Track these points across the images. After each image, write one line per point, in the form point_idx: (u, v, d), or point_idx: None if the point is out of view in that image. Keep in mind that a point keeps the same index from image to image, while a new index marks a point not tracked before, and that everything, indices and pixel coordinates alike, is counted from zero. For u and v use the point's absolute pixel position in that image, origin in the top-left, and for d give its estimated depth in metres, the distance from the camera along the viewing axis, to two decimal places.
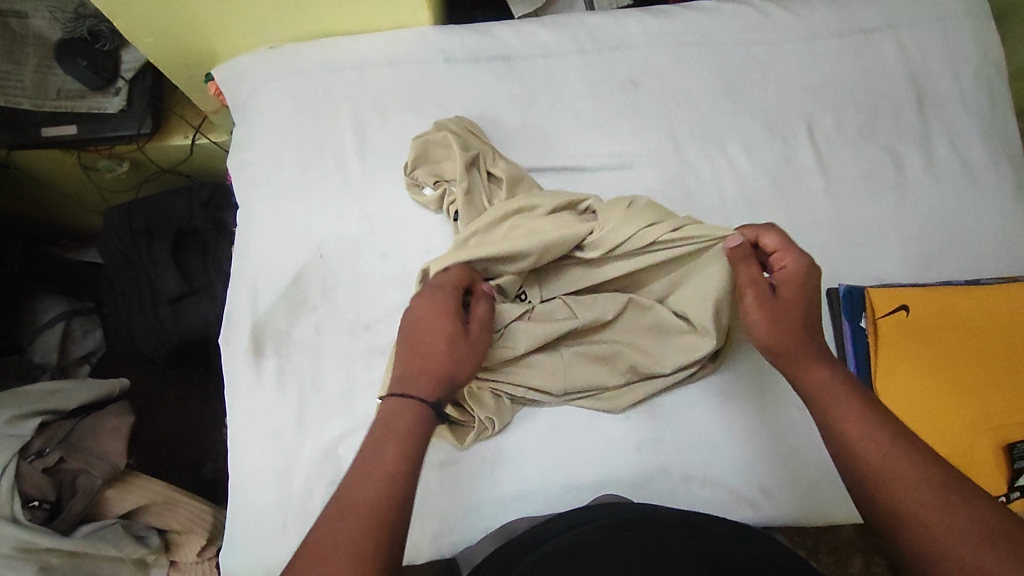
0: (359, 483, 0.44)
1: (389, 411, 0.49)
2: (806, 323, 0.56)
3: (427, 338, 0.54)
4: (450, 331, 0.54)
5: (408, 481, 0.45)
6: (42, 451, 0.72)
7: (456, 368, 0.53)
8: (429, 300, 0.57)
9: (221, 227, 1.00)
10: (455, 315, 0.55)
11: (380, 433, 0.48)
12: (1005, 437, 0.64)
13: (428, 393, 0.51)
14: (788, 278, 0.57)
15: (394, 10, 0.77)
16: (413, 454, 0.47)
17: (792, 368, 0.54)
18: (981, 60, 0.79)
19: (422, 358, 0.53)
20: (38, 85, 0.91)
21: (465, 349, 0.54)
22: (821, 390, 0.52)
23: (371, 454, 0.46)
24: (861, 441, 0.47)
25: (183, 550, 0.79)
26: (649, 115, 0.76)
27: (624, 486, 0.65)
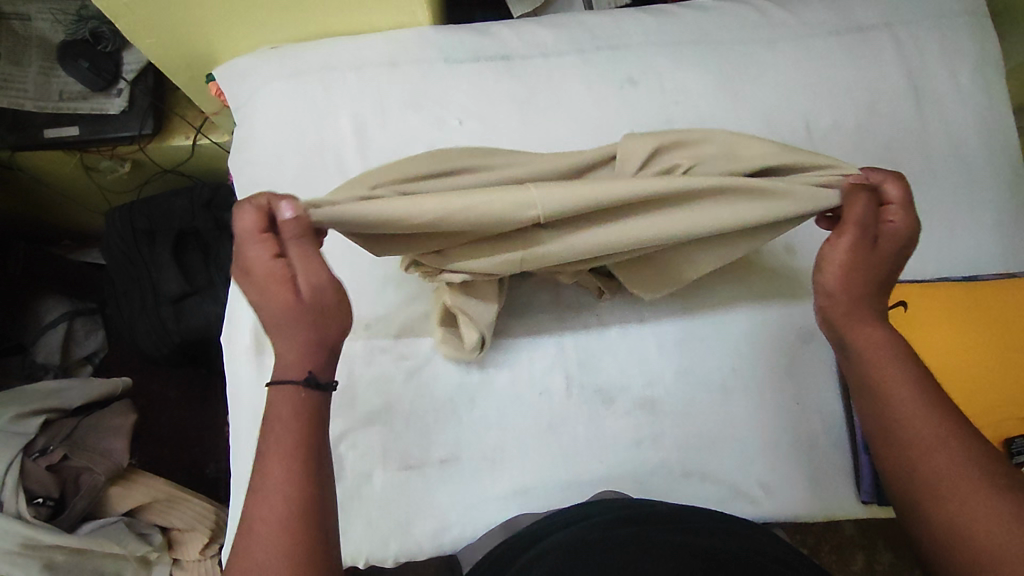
0: (258, 502, 0.45)
1: (266, 408, 0.48)
2: (879, 285, 0.55)
3: (270, 318, 0.48)
4: (285, 303, 0.47)
5: (305, 476, 0.46)
6: (47, 448, 0.73)
7: (316, 333, 0.48)
8: (249, 269, 0.48)
9: (222, 227, 1.01)
10: (280, 277, 0.47)
11: (264, 438, 0.47)
12: (1004, 433, 0.64)
13: (297, 375, 0.48)
14: (890, 235, 0.55)
15: (394, 11, 0.77)
16: (307, 459, 0.46)
17: (847, 327, 0.54)
18: (978, 57, 0.79)
19: (278, 342, 0.48)
20: (40, 87, 0.92)
21: (312, 314, 0.48)
22: (872, 354, 0.53)
23: (264, 466, 0.46)
24: (907, 410, 0.50)
25: (187, 547, 0.79)
26: (648, 113, 0.77)
27: (624, 482, 0.65)
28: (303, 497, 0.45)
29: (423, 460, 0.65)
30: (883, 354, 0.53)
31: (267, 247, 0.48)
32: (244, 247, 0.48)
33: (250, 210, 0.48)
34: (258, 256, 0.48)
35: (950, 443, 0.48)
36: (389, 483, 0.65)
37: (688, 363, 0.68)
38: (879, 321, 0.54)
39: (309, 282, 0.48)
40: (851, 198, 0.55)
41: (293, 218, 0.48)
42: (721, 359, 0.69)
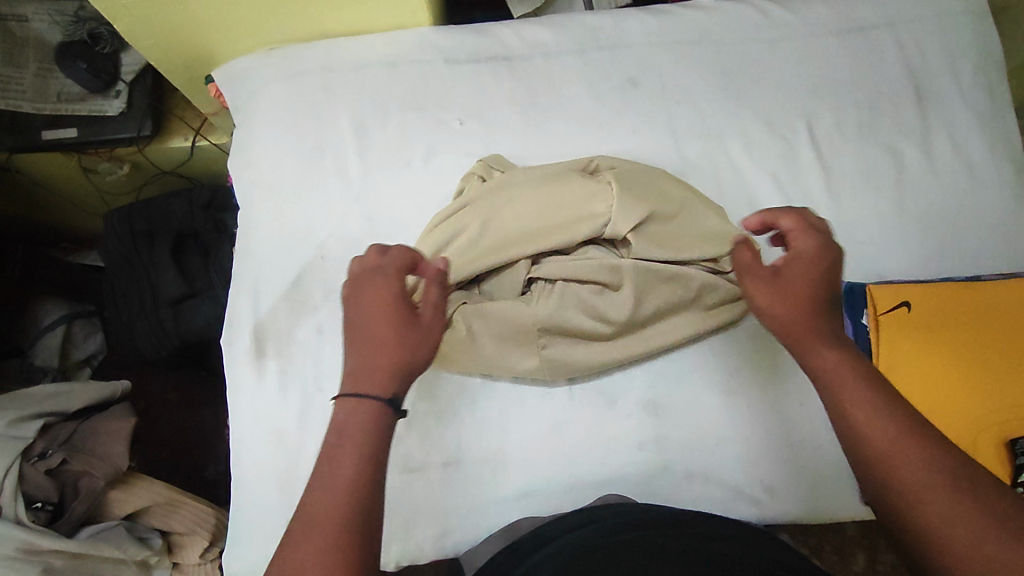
0: (320, 504, 0.44)
1: (343, 413, 0.48)
2: (817, 298, 0.54)
3: (375, 331, 0.51)
4: (400, 319, 0.52)
5: (369, 488, 0.45)
6: (45, 453, 0.73)
7: (412, 357, 0.51)
8: (369, 284, 0.54)
9: (222, 228, 1.00)
10: (401, 304, 0.53)
11: (337, 440, 0.47)
12: (1013, 432, 0.62)
13: (383, 391, 0.49)
14: (798, 253, 0.56)
15: (394, 11, 0.77)
16: (374, 464, 0.46)
17: (802, 351, 0.52)
18: (979, 56, 0.79)
19: (373, 355, 0.50)
20: (39, 89, 0.91)
21: (418, 338, 0.52)
22: (832, 373, 0.50)
23: (331, 466, 0.46)
24: (870, 430, 0.46)
25: (186, 551, 0.79)
26: (650, 113, 0.76)
27: (627, 485, 0.65)
28: (363, 503, 0.44)
29: (425, 463, 0.65)
30: (841, 372, 0.50)
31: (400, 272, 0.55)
32: (375, 266, 0.55)
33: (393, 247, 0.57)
34: (387, 275, 0.54)
35: (926, 456, 0.44)
36: (390, 486, 0.64)
37: (691, 365, 0.68)
38: (827, 335, 0.52)
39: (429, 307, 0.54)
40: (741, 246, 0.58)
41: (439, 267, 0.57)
42: (722, 361, 0.68)
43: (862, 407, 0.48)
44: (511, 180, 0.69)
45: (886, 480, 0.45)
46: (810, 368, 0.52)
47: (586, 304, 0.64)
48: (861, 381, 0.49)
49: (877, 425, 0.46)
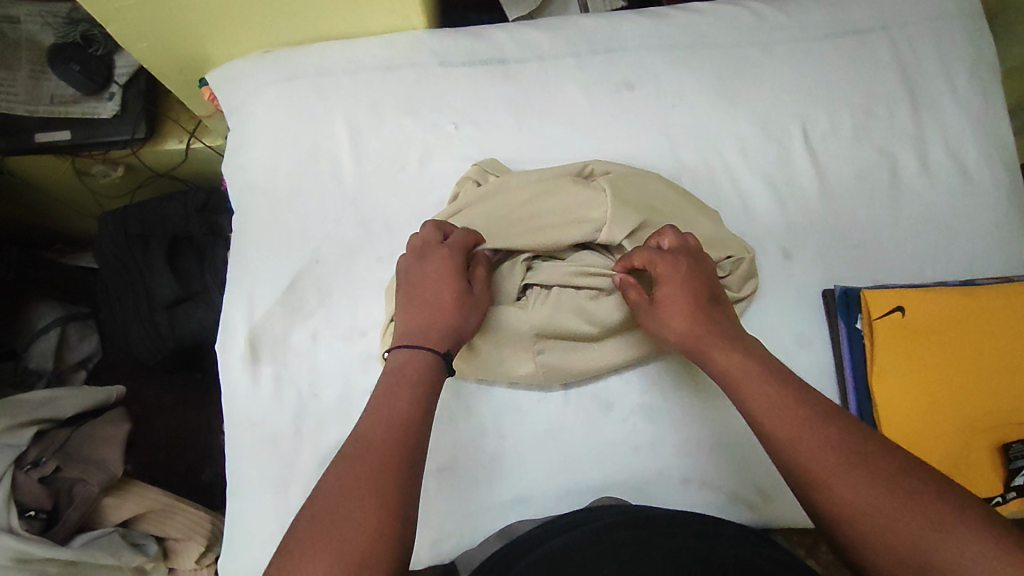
0: (380, 428, 0.49)
1: (402, 358, 0.54)
2: (699, 311, 0.57)
3: (439, 296, 0.58)
4: (459, 289, 0.59)
5: (421, 424, 0.50)
6: (39, 461, 0.72)
7: (462, 324, 0.58)
8: (435, 255, 0.60)
9: (217, 232, 0.99)
10: (460, 276, 0.59)
11: (393, 380, 0.53)
12: (1000, 437, 0.64)
13: (438, 345, 0.56)
14: (663, 277, 0.59)
15: (388, 14, 0.77)
16: (422, 404, 0.51)
17: (703, 359, 0.56)
18: (974, 58, 0.79)
19: (436, 316, 0.57)
20: (31, 91, 0.91)
21: (469, 307, 0.59)
22: (736, 373, 0.53)
23: (387, 399, 0.51)
24: (770, 421, 0.49)
25: (182, 556, 0.80)
26: (646, 117, 0.76)
27: (623, 489, 0.65)
28: (411, 434, 0.49)
29: None
30: (739, 366, 0.53)
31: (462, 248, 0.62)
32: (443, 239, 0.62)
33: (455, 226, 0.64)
34: (454, 246, 0.61)
35: (822, 432, 0.47)
36: None
37: (688, 370, 0.68)
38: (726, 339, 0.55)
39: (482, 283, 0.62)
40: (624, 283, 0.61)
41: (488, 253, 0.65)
42: None
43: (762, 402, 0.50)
44: (506, 186, 0.69)
45: (792, 464, 0.47)
46: (716, 372, 0.55)
47: (582, 309, 0.65)
48: (762, 375, 0.52)
49: (780, 416, 0.49)
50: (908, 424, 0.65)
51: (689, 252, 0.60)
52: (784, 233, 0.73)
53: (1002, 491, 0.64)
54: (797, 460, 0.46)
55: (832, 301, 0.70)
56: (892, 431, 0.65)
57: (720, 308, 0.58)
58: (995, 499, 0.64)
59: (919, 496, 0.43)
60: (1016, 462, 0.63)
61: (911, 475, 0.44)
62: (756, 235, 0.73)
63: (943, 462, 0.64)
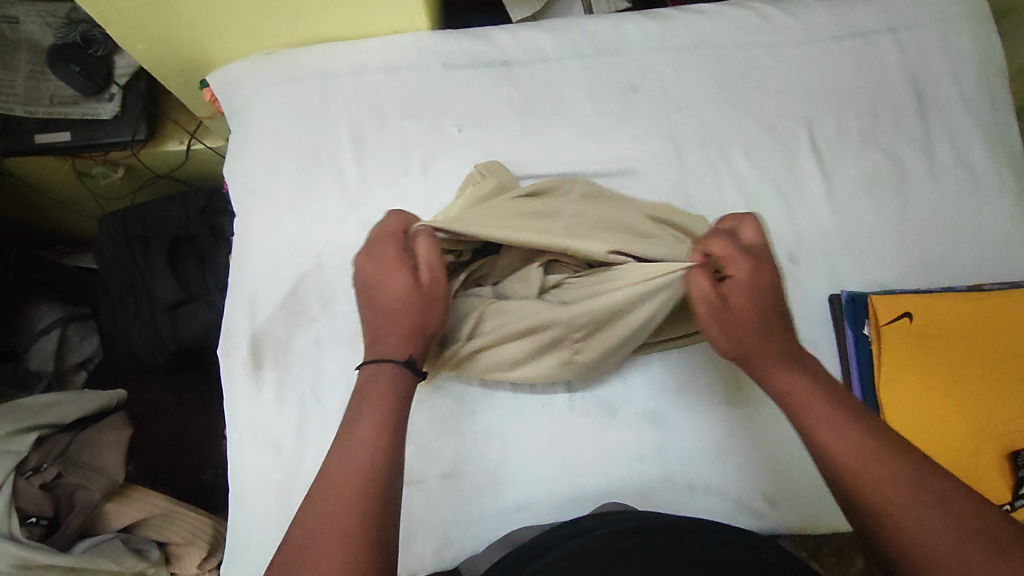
0: (340, 462, 0.44)
1: (365, 377, 0.50)
2: (762, 323, 0.53)
3: (383, 301, 0.53)
4: (406, 284, 0.53)
5: (389, 447, 0.45)
6: (39, 467, 0.72)
7: (422, 321, 0.53)
8: (375, 258, 0.56)
9: (218, 233, 0.99)
10: (403, 270, 0.54)
11: (357, 404, 0.48)
12: (1010, 444, 0.63)
13: (400, 354, 0.51)
14: (739, 277, 0.54)
15: (391, 16, 0.76)
16: (389, 429, 0.46)
17: (762, 374, 0.52)
18: (981, 61, 0.78)
19: (384, 322, 0.53)
20: (31, 92, 0.90)
21: (426, 299, 0.54)
22: (797, 395, 0.50)
23: (350, 430, 0.46)
24: (838, 449, 0.45)
25: (183, 561, 0.79)
26: (650, 120, 0.76)
27: (627, 496, 0.65)
28: (381, 464, 0.44)
29: (423, 474, 0.64)
30: (802, 389, 0.50)
31: (396, 243, 0.57)
32: (375, 244, 0.57)
33: (389, 221, 0.59)
34: (386, 246, 0.56)
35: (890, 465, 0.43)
36: None
37: (693, 377, 0.67)
38: (780, 358, 0.52)
39: (428, 268, 0.55)
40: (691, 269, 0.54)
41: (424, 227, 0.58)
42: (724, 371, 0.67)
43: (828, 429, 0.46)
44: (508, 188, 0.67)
45: (857, 493, 0.43)
46: (774, 393, 0.51)
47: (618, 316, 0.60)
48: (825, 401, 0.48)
49: (842, 441, 0.45)
50: (914, 430, 0.64)
51: (766, 259, 0.56)
52: (790, 237, 0.72)
53: (1011, 499, 0.63)
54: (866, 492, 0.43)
55: (838, 306, 0.69)
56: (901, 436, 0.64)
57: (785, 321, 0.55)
58: (1005, 507, 0.63)
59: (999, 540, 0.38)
60: None
61: (989, 518, 0.40)
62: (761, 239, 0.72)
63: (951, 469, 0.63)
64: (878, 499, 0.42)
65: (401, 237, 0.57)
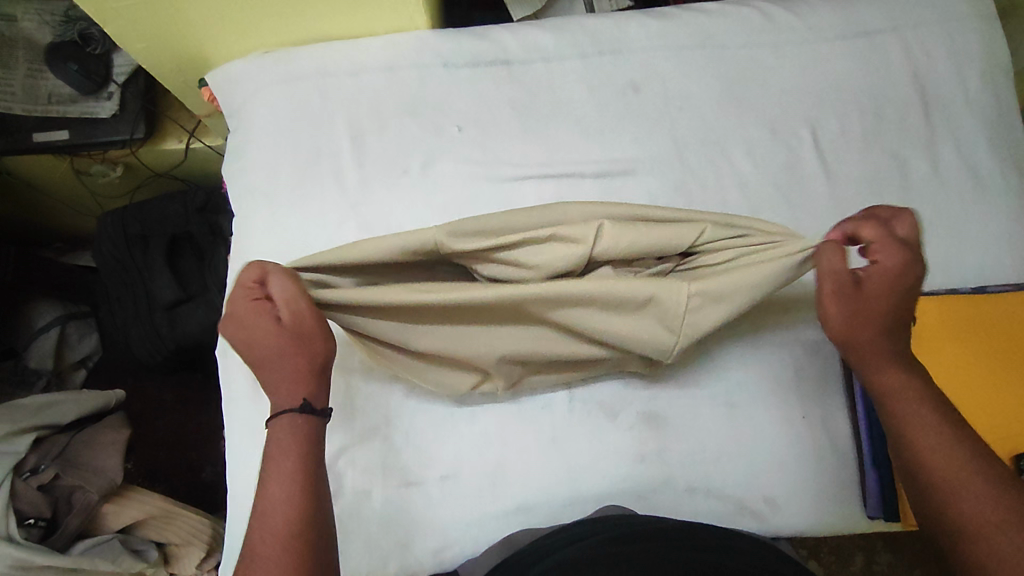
0: (259, 524, 0.46)
1: (270, 440, 0.49)
2: (887, 318, 0.55)
3: (258, 357, 0.51)
4: (272, 332, 0.51)
5: (304, 495, 0.47)
6: (37, 468, 0.72)
7: (303, 362, 0.51)
8: (236, 312, 0.52)
9: (217, 232, 0.99)
10: (266, 319, 0.51)
11: (265, 466, 0.49)
12: (1012, 449, 0.63)
13: (292, 400, 0.50)
14: (881, 265, 0.54)
15: (391, 15, 0.75)
16: (303, 485, 0.47)
17: (868, 368, 0.55)
18: (986, 60, 0.78)
19: (268, 376, 0.51)
20: (29, 90, 0.90)
21: (297, 340, 0.51)
22: (895, 393, 0.53)
23: (263, 496, 0.47)
24: (930, 452, 0.49)
25: (183, 562, 0.78)
26: (652, 120, 0.75)
27: (627, 498, 0.64)
28: (298, 521, 0.46)
29: (423, 476, 0.64)
30: (907, 392, 0.53)
31: (251, 294, 0.52)
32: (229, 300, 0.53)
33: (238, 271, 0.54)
34: (238, 300, 0.52)
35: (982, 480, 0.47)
36: (388, 499, 0.63)
37: (694, 380, 0.67)
38: (897, 359, 0.55)
39: (289, 309, 0.51)
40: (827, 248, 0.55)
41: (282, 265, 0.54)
42: (725, 372, 0.67)
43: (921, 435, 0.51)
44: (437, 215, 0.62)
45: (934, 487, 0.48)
46: (875, 386, 0.55)
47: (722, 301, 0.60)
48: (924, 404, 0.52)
49: (936, 449, 0.49)
50: None
51: (920, 253, 0.55)
52: None
53: None
54: (944, 493, 0.48)
55: None
56: None
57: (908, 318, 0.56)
58: None
59: None
60: None
61: None
62: None
63: None
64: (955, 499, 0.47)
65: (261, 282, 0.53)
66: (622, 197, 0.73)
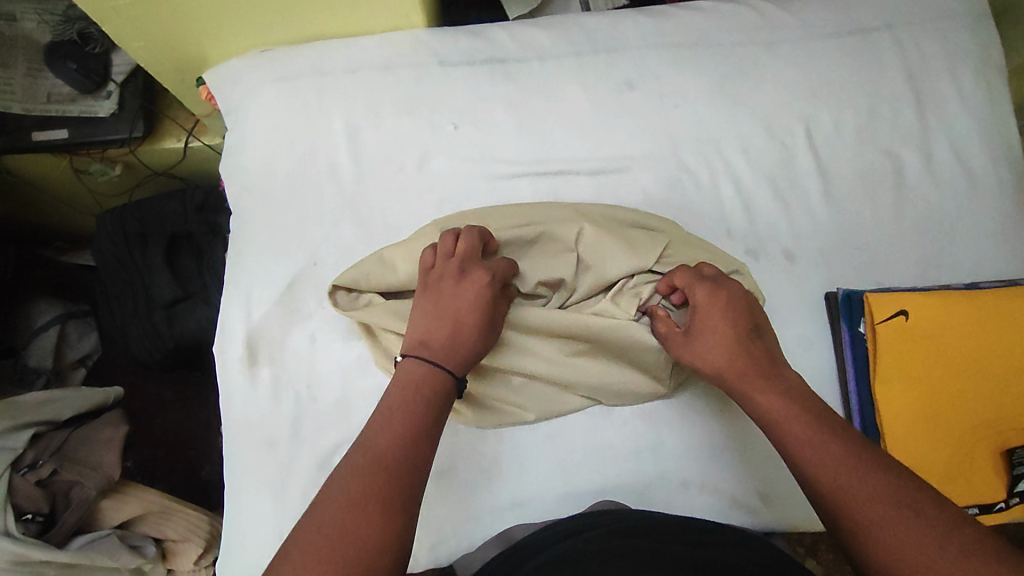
0: (384, 432, 0.49)
1: (418, 373, 0.53)
2: (730, 342, 0.56)
3: (460, 321, 0.57)
4: (488, 319, 0.58)
5: (433, 430, 0.51)
6: (35, 463, 0.72)
7: (481, 353, 0.58)
8: (475, 275, 0.59)
9: (216, 230, 0.99)
10: (491, 304, 0.58)
11: (401, 388, 0.53)
12: (1004, 443, 0.65)
13: (457, 369, 0.55)
14: (699, 304, 0.59)
15: (387, 13, 0.76)
16: (431, 424, 0.51)
17: (742, 397, 0.54)
18: (980, 58, 0.78)
19: (452, 335, 0.56)
20: (27, 89, 0.90)
21: (491, 337, 0.59)
22: (778, 416, 0.51)
23: (399, 409, 0.51)
24: (815, 464, 0.48)
25: (181, 557, 0.79)
26: (647, 118, 0.75)
27: (623, 493, 0.65)
28: (416, 454, 0.49)
29: None
30: (780, 409, 0.52)
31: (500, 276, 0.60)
32: (478, 263, 0.60)
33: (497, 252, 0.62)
34: (493, 277, 0.59)
35: (869, 480, 0.46)
36: None
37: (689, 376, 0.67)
38: (766, 375, 0.54)
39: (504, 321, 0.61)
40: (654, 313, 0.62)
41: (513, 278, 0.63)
42: None
43: (812, 456, 0.48)
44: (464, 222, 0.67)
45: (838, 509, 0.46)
46: (758, 412, 0.53)
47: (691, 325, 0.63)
48: (807, 422, 0.50)
49: (822, 457, 0.48)
50: (911, 430, 0.65)
51: (729, 282, 0.60)
52: (787, 236, 0.72)
53: (1006, 496, 0.65)
54: (844, 510, 0.45)
55: (835, 304, 0.69)
56: (895, 443, 0.65)
57: (765, 337, 0.57)
58: (999, 503, 0.65)
59: (958, 541, 0.41)
60: (1020, 467, 0.64)
61: (958, 522, 0.43)
62: (758, 237, 0.72)
63: (948, 469, 0.64)
64: (851, 509, 0.45)
65: (503, 271, 0.61)
66: (619, 194, 0.73)
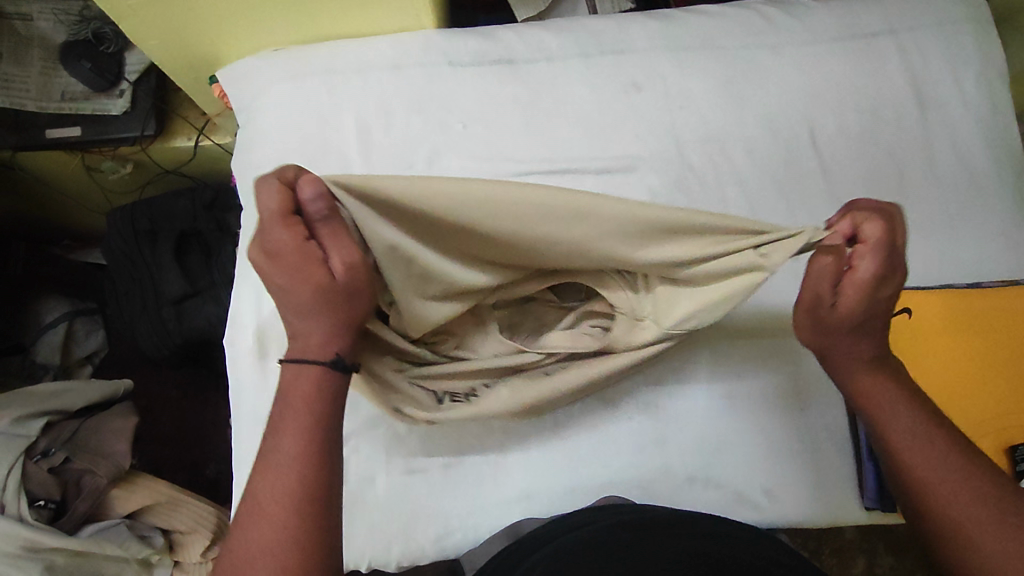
0: (267, 465, 0.45)
1: (288, 380, 0.48)
2: (860, 324, 0.51)
3: (292, 298, 0.48)
4: (314, 280, 0.47)
5: (319, 443, 0.46)
6: (48, 451, 0.73)
7: (342, 316, 0.48)
8: (270, 249, 0.47)
9: (225, 228, 1.01)
10: (305, 265, 0.47)
11: (280, 410, 0.47)
12: (1006, 439, 0.64)
13: (324, 354, 0.48)
14: (859, 281, 0.49)
15: (398, 14, 0.77)
16: (318, 435, 0.46)
17: (840, 374, 0.54)
18: (982, 61, 0.79)
19: (298, 321, 0.48)
20: (43, 87, 0.92)
21: (337, 293, 0.48)
22: (873, 399, 0.52)
23: (277, 436, 0.46)
24: (909, 450, 0.50)
25: (189, 549, 0.79)
26: (653, 118, 0.77)
27: (627, 488, 0.65)
28: (309, 478, 0.44)
29: (426, 465, 0.65)
30: (879, 393, 0.52)
31: (286, 223, 0.47)
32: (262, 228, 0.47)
33: (263, 188, 0.47)
34: (280, 238, 0.47)
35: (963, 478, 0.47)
36: (391, 488, 0.64)
37: (691, 372, 0.68)
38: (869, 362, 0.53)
39: (342, 261, 0.48)
40: (819, 250, 0.50)
41: (318, 199, 0.47)
42: (723, 365, 0.68)
43: (924, 457, 0.49)
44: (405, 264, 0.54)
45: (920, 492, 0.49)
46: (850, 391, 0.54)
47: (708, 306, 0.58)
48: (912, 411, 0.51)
49: (914, 444, 0.50)
50: None
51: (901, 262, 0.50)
52: None
53: None
54: (931, 496, 0.48)
55: None
56: None
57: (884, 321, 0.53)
58: None
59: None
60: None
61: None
62: None
63: None
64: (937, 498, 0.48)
65: (292, 220, 0.47)
66: (624, 192, 0.74)
